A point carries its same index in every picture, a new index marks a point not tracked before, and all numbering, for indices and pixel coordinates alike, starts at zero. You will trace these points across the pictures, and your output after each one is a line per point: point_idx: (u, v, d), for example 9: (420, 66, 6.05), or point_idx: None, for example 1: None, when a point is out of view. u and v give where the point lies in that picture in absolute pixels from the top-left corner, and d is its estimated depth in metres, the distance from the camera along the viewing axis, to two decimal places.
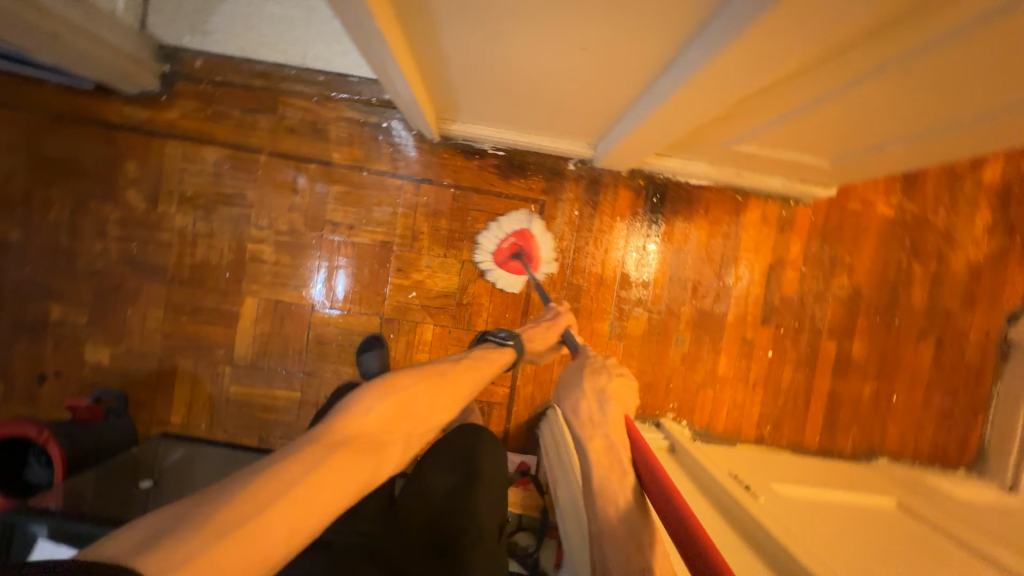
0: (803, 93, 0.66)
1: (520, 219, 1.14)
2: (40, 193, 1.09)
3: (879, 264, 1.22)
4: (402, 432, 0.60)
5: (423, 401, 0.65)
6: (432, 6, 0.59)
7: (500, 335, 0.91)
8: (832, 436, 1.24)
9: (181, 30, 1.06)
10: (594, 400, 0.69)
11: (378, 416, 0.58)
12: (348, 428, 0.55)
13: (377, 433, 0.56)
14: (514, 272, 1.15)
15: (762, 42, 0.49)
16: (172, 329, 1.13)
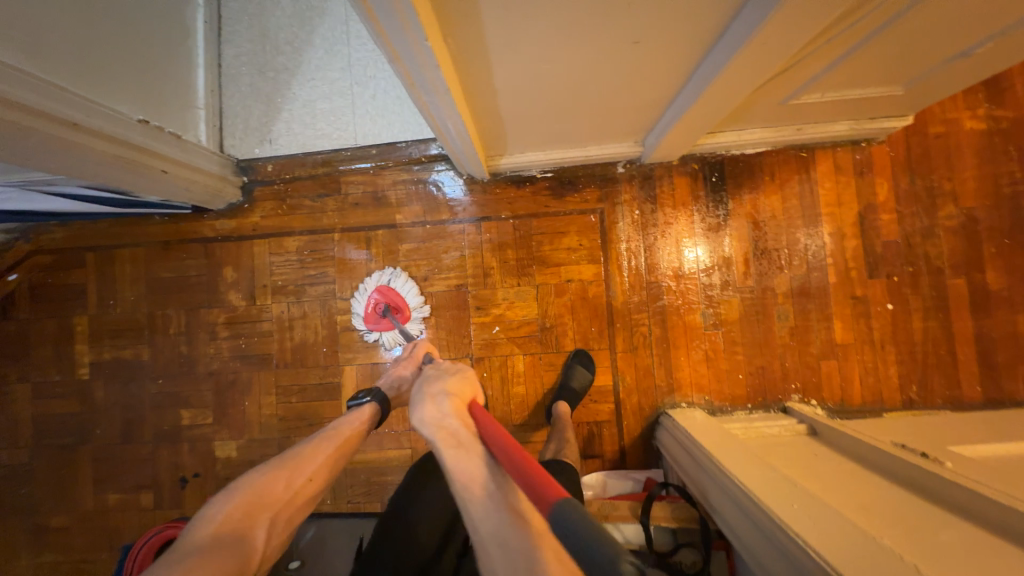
0: (873, 19, 0.62)
1: (376, 280, 1.17)
2: (160, 313, 1.23)
3: (988, 183, 1.10)
4: (264, 520, 0.70)
5: (282, 482, 0.75)
6: (485, 53, 0.64)
7: (358, 398, 0.94)
8: (997, 382, 1.07)
9: (251, 144, 1.20)
10: (433, 400, 0.66)
11: (235, 513, 0.69)
12: (208, 532, 0.65)
13: (234, 528, 0.67)
14: (388, 329, 1.15)
15: None
16: (285, 412, 1.20)
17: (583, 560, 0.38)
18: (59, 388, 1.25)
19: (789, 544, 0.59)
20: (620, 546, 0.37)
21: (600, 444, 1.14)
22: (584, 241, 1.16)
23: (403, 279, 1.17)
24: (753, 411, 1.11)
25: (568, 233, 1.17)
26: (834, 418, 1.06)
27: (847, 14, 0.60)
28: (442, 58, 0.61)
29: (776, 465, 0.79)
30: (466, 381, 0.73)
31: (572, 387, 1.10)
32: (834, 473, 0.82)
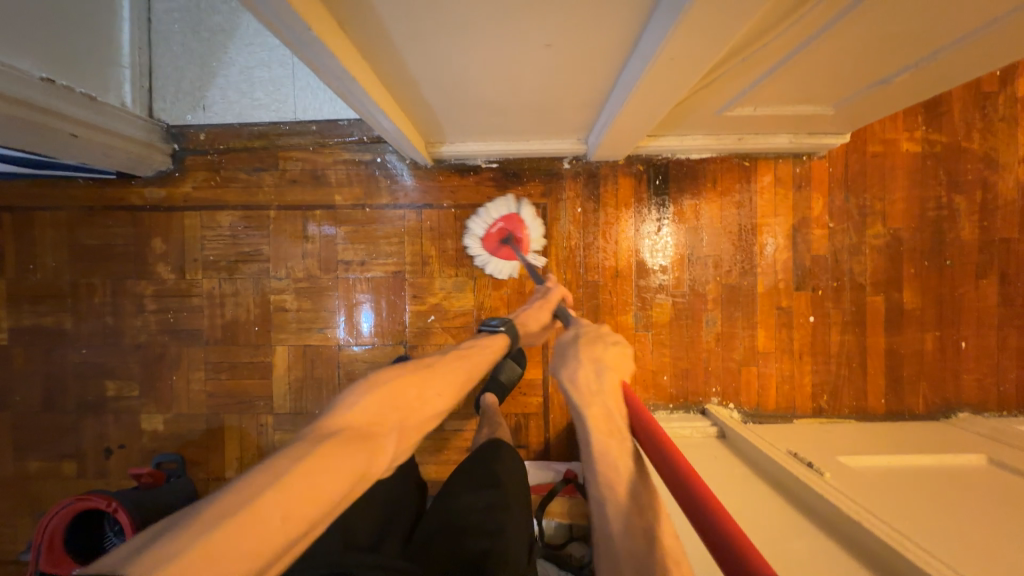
0: (782, 43, 0.63)
1: (502, 206, 1.13)
2: (84, 281, 1.19)
3: (915, 205, 1.14)
4: (394, 423, 0.59)
5: (414, 391, 0.64)
6: (392, 42, 0.62)
7: (490, 323, 0.89)
8: (898, 395, 1.14)
9: (183, 109, 1.14)
10: (592, 368, 0.64)
11: (371, 408, 0.57)
12: (342, 423, 0.54)
13: (369, 425, 0.55)
14: (505, 258, 1.13)
15: (714, 11, 0.49)
16: (214, 388, 1.19)
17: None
18: None
19: None
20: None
21: (525, 435, 1.17)
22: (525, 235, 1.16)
23: (535, 219, 1.13)
24: (674, 411, 1.16)
25: None
26: (746, 423, 1.11)
27: (756, 35, 0.60)
28: (339, 40, 0.58)
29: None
30: (615, 348, 0.67)
31: (499, 379, 1.11)
32: (724, 477, 0.87)
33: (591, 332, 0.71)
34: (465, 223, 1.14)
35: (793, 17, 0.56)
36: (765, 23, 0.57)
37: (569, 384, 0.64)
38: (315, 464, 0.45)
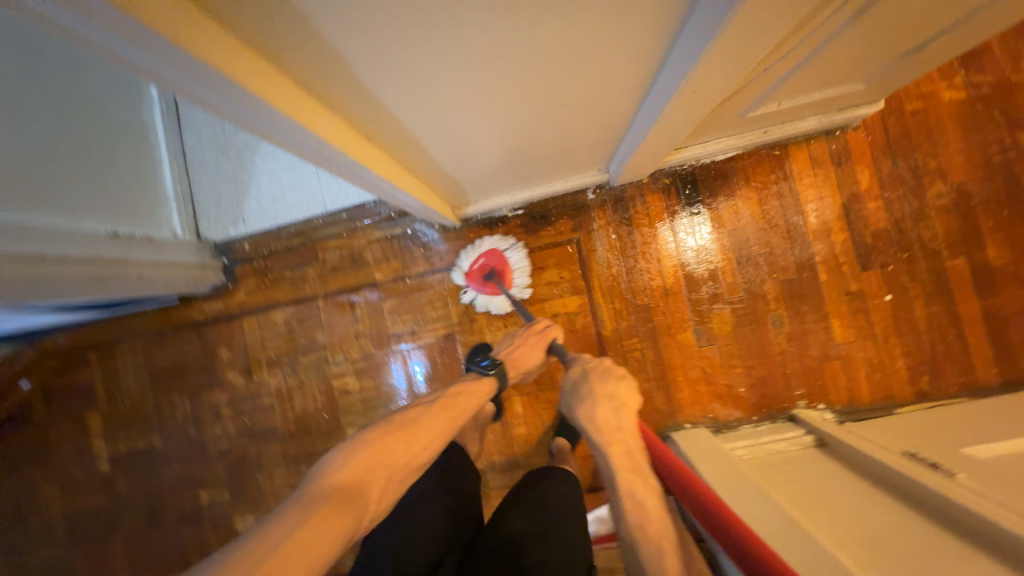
0: (818, 34, 0.58)
1: (490, 242, 1.14)
2: (165, 400, 1.27)
3: (976, 155, 1.05)
4: (383, 480, 0.60)
5: (402, 444, 0.64)
6: (413, 133, 0.66)
7: (482, 365, 0.88)
8: (1011, 361, 1.03)
9: (225, 225, 1.22)
10: (610, 407, 0.68)
11: (356, 466, 0.58)
12: (329, 484, 0.55)
13: (357, 482, 0.57)
14: (492, 293, 1.13)
15: (736, 40, 0.48)
16: (297, 480, 1.22)
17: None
18: (83, 484, 1.29)
19: None
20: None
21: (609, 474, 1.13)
22: (564, 273, 1.15)
23: (519, 249, 1.14)
24: (760, 423, 1.09)
25: (547, 267, 1.15)
26: (844, 423, 1.02)
27: (789, 36, 0.56)
28: (362, 148, 0.62)
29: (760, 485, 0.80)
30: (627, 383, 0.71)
31: (568, 421, 1.10)
32: (841, 494, 0.79)
33: (598, 367, 0.74)
34: (454, 260, 1.16)
35: (829, 9, 0.52)
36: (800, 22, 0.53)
37: (587, 421, 0.68)
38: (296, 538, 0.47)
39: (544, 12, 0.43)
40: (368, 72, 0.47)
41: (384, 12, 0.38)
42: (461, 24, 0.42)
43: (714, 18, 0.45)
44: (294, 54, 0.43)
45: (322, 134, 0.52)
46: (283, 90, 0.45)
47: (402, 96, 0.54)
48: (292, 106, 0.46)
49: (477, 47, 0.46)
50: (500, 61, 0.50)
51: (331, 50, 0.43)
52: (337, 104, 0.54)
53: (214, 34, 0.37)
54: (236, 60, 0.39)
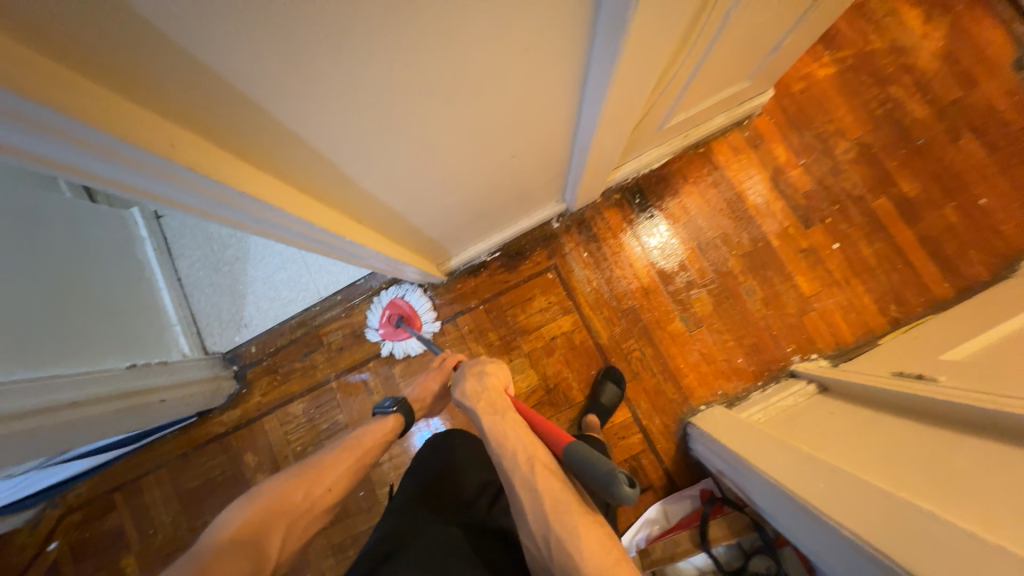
0: (697, 48, 0.73)
1: (390, 294, 1.26)
2: (199, 523, 1.25)
3: (863, 111, 1.23)
4: (284, 525, 0.70)
5: (300, 491, 0.74)
6: (394, 207, 0.78)
7: (382, 406, 0.92)
8: (959, 271, 1.14)
9: (230, 334, 1.29)
10: (475, 377, 0.76)
11: (255, 515, 0.68)
12: (230, 533, 0.65)
13: (256, 530, 0.67)
14: (405, 338, 1.22)
15: (628, 71, 0.62)
16: (347, 568, 1.20)
17: (594, 478, 0.59)
18: None
19: (841, 540, 0.62)
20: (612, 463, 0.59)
21: (646, 475, 1.15)
22: (551, 297, 1.24)
23: (417, 290, 1.26)
24: (766, 386, 1.16)
25: (534, 296, 1.25)
26: (839, 364, 1.10)
27: (676, 53, 0.71)
28: (353, 228, 0.73)
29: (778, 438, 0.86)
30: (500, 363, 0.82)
31: (602, 402, 1.15)
32: (850, 425, 0.86)
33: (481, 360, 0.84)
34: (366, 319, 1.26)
35: (698, 29, 0.67)
36: (680, 42, 0.68)
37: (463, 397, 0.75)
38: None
39: (480, 85, 0.56)
40: (352, 164, 0.59)
41: (361, 118, 0.50)
42: (418, 110, 0.54)
43: (608, 60, 0.59)
44: (292, 164, 0.54)
45: (318, 221, 0.63)
46: (285, 194, 0.56)
47: (377, 176, 0.65)
48: (292, 204, 0.57)
49: (432, 124, 0.59)
50: (453, 132, 0.63)
51: (320, 154, 0.54)
52: (325, 195, 0.64)
53: (237, 164, 0.48)
54: (252, 179, 0.50)
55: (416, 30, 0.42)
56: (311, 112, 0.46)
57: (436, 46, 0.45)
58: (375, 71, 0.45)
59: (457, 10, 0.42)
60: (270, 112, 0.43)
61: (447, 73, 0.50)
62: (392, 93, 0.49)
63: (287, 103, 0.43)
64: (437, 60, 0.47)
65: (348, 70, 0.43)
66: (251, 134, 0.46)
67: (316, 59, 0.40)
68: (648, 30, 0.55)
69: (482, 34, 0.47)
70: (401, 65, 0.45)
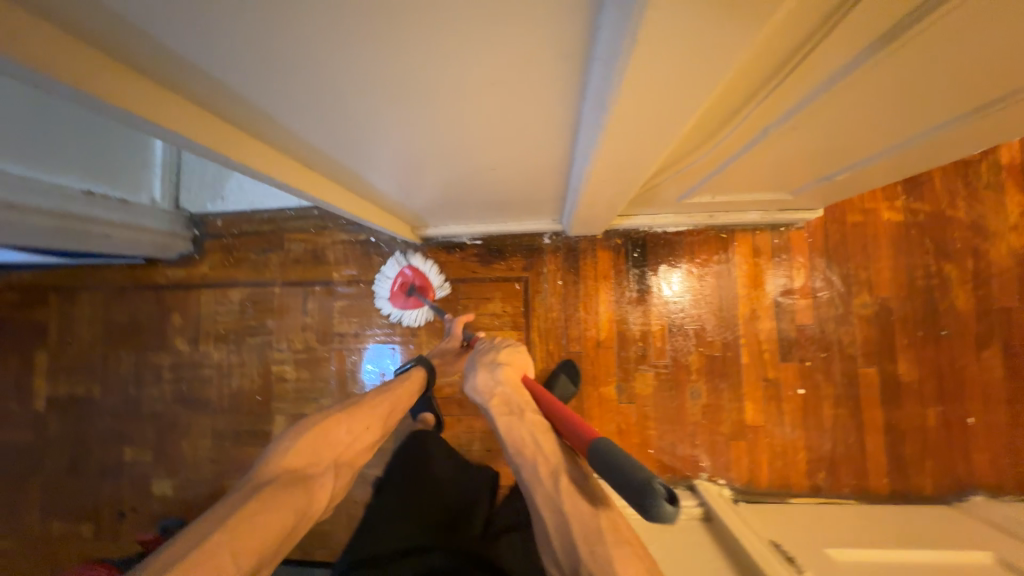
0: (722, 148, 0.64)
1: (398, 261, 1.20)
2: (112, 353, 1.31)
3: (904, 275, 1.11)
4: (330, 458, 0.70)
5: (344, 427, 0.74)
6: (351, 168, 0.73)
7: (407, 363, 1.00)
8: (905, 475, 1.08)
9: (204, 200, 1.29)
10: (489, 370, 0.77)
11: (303, 446, 0.68)
12: (279, 464, 0.65)
13: (307, 464, 0.66)
14: (415, 306, 1.19)
15: (626, 156, 0.55)
16: (218, 454, 1.25)
17: (620, 485, 0.51)
18: (15, 417, 1.33)
19: None
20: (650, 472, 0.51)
21: None
22: (507, 307, 1.21)
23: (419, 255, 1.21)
24: None
25: (493, 298, 1.21)
26: (737, 502, 1.07)
27: (698, 144, 0.62)
28: (296, 174, 0.69)
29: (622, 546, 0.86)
30: (516, 354, 0.82)
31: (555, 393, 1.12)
32: (700, 567, 0.83)
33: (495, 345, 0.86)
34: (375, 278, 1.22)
35: (727, 128, 0.58)
36: (700, 136, 0.59)
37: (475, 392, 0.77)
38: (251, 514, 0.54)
39: (450, 99, 0.49)
40: (296, 122, 0.54)
41: (303, 89, 0.45)
42: (375, 103, 0.49)
43: (592, 139, 0.52)
44: (227, 105, 0.49)
45: (251, 163, 0.59)
46: (216, 130, 0.52)
47: (331, 141, 0.60)
48: (223, 143, 0.53)
49: (394, 119, 0.54)
50: (420, 132, 0.57)
51: (258, 106, 0.49)
52: (265, 136, 0.59)
53: (150, 89, 0.43)
54: (173, 111, 0.46)
55: (362, 31, 0.37)
56: (227, 57, 0.39)
57: (388, 52, 0.40)
58: (314, 53, 0.39)
59: (413, 29, 0.36)
60: (181, 52, 0.39)
61: (409, 82, 0.45)
62: (341, 79, 0.44)
63: (208, 52, 0.39)
64: (393, 66, 0.42)
65: (279, 42, 0.38)
66: (165, 66, 0.41)
67: (237, 23, 0.35)
68: (649, 132, 0.47)
69: (452, 63, 0.41)
70: (349, 57, 0.40)
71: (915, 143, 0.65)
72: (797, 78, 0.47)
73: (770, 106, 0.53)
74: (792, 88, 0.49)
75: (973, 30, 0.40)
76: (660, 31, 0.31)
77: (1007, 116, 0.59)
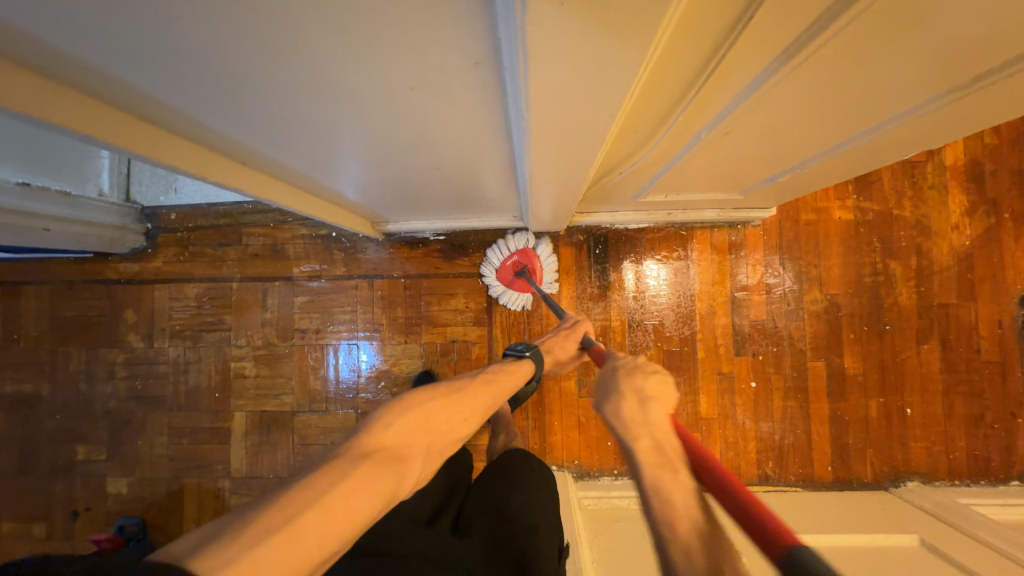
0: (663, 149, 0.65)
1: (521, 240, 1.17)
2: (61, 350, 1.27)
3: (851, 272, 1.15)
4: (424, 446, 0.57)
5: (444, 414, 0.63)
6: (291, 169, 0.72)
7: (516, 348, 0.93)
8: (847, 463, 1.13)
9: (157, 192, 1.24)
10: (636, 399, 0.57)
11: (397, 431, 0.55)
12: (371, 441, 0.52)
13: (401, 447, 0.54)
14: (519, 289, 1.18)
15: (557, 158, 0.55)
16: (176, 452, 1.23)
17: None
18: None
19: None
20: None
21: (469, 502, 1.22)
22: (470, 303, 1.21)
23: (546, 242, 1.17)
24: (618, 477, 1.16)
25: (456, 294, 1.21)
26: None
27: (636, 145, 0.63)
28: (232, 174, 0.68)
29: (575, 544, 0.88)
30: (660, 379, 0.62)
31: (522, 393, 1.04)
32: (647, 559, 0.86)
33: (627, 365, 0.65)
34: (484, 255, 1.19)
35: (660, 131, 0.59)
36: (638, 134, 0.60)
37: (614, 416, 0.57)
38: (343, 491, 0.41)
39: (366, 102, 0.48)
40: (216, 123, 0.53)
41: (211, 88, 0.45)
42: (292, 104, 0.48)
43: (522, 140, 0.52)
44: (136, 105, 0.48)
45: (174, 163, 0.57)
46: (130, 129, 0.51)
47: (261, 143, 0.60)
48: (139, 143, 0.52)
49: (318, 121, 0.53)
50: (347, 134, 0.57)
51: (171, 106, 0.48)
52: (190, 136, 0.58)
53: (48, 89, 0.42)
54: (72, 110, 0.44)
55: (251, 30, 0.36)
56: (120, 59, 0.39)
57: (284, 55, 0.39)
58: (209, 54, 0.39)
59: (301, 27, 0.36)
60: (72, 54, 0.38)
61: (320, 82, 0.44)
62: (247, 80, 0.43)
63: (95, 49, 0.38)
64: (296, 68, 0.42)
65: (168, 42, 0.37)
66: (57, 65, 0.40)
67: (114, 22, 0.34)
68: (575, 134, 0.48)
69: (358, 65, 0.41)
70: (247, 58, 0.40)
71: (850, 145, 0.67)
72: (719, 81, 0.48)
73: (699, 108, 0.54)
74: (715, 92, 0.50)
75: (871, 41, 0.42)
76: (549, 41, 0.31)
77: (924, 125, 0.62)
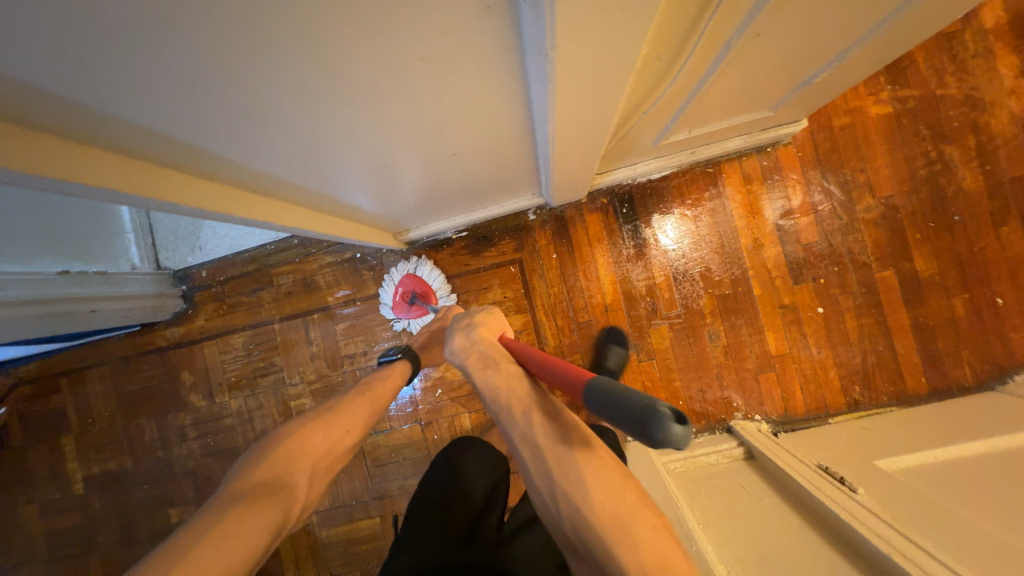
0: (688, 72, 0.58)
1: (401, 268, 1.18)
2: (134, 422, 1.32)
3: (903, 168, 1.06)
4: (304, 466, 0.67)
5: (319, 434, 0.71)
6: (306, 187, 0.69)
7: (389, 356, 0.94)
8: (941, 371, 1.05)
9: (184, 253, 1.26)
10: (466, 336, 0.70)
11: (277, 464, 0.66)
12: (253, 480, 0.63)
13: (277, 479, 0.64)
14: (419, 314, 1.16)
15: (585, 108, 0.51)
16: None
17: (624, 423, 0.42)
18: (60, 504, 1.35)
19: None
20: (648, 396, 0.41)
21: None
22: (507, 292, 1.18)
23: (427, 262, 1.18)
24: (698, 434, 1.12)
25: (491, 286, 1.18)
26: (778, 434, 1.06)
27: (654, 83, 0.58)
28: (247, 203, 0.66)
29: (674, 502, 0.85)
30: (492, 317, 0.75)
31: (607, 366, 1.12)
32: (755, 512, 0.82)
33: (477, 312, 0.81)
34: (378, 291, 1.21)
35: (681, 60, 0.54)
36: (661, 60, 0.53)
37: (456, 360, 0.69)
38: (215, 540, 0.52)
39: (379, 94, 0.45)
40: (225, 151, 0.50)
41: (219, 114, 0.42)
42: (301, 113, 0.45)
43: (549, 100, 0.47)
44: (143, 148, 0.46)
45: (194, 202, 0.56)
46: (143, 174, 0.49)
47: (273, 164, 0.57)
48: (153, 186, 0.50)
49: (330, 127, 0.49)
50: (360, 135, 0.53)
51: (178, 142, 0.46)
52: (200, 170, 0.55)
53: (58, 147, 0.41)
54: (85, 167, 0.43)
55: (243, 34, 0.32)
56: (125, 101, 0.36)
57: (291, 58, 0.36)
58: (209, 75, 0.35)
59: (300, 17, 0.32)
60: (74, 105, 0.36)
61: (331, 82, 0.41)
62: (251, 96, 0.40)
63: (98, 97, 0.35)
64: (304, 72, 0.38)
65: (169, 73, 0.34)
66: (59, 119, 0.38)
67: (113, 63, 0.31)
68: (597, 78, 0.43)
69: (369, 50, 0.37)
70: (247, 70, 0.36)
71: (889, 22, 0.60)
72: None
73: (722, 20, 0.48)
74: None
75: None
76: None
77: None
